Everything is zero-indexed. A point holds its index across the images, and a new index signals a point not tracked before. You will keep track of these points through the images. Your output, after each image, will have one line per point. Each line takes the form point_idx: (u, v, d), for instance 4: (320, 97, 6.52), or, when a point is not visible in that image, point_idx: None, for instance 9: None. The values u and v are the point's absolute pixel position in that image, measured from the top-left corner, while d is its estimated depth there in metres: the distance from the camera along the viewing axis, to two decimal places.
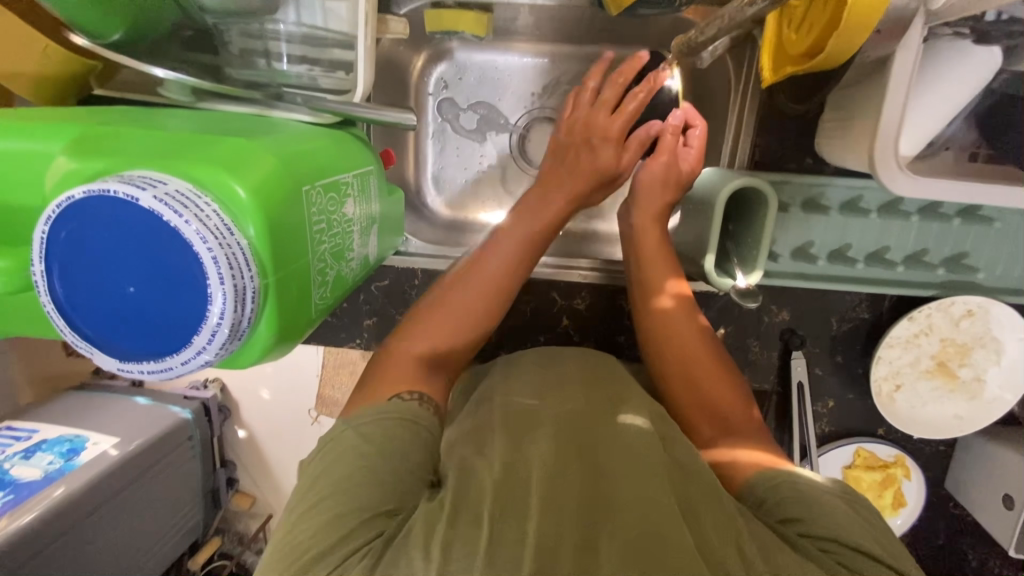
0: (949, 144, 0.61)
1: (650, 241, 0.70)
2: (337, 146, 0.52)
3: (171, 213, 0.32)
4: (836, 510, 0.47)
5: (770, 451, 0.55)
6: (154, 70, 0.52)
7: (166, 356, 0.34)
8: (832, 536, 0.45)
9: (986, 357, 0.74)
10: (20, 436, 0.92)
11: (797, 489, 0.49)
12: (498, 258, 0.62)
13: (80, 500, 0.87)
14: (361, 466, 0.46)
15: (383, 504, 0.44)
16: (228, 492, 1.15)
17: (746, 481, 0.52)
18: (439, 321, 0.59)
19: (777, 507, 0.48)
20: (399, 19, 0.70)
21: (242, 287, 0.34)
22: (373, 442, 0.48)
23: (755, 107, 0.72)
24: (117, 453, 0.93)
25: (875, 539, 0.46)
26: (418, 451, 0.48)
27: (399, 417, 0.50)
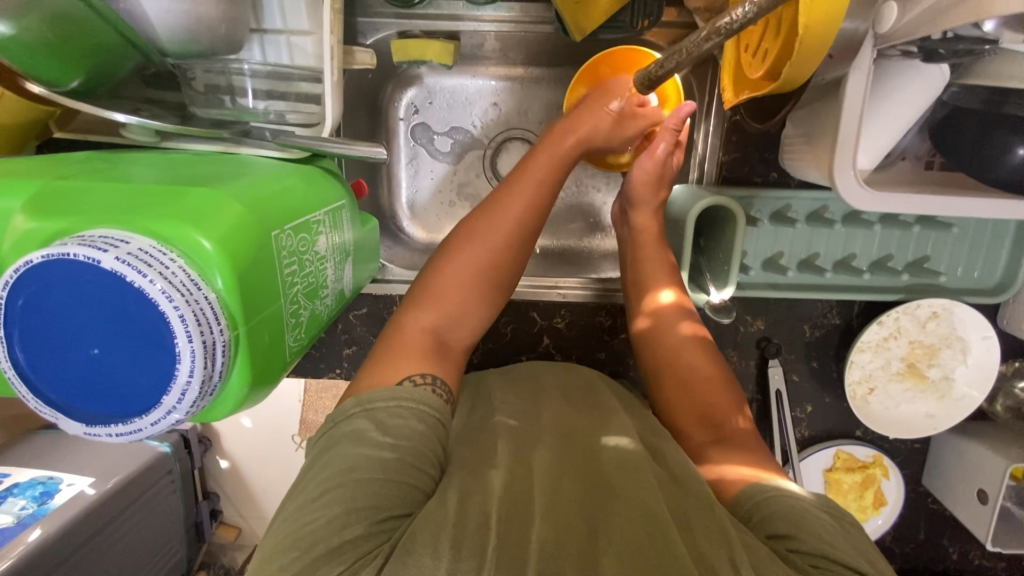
0: (906, 153, 0.66)
1: (649, 245, 0.68)
2: (306, 184, 0.52)
3: (134, 273, 0.31)
4: (823, 524, 0.47)
5: (755, 464, 0.54)
6: (116, 115, 0.51)
7: (133, 418, 0.34)
8: (821, 553, 0.45)
9: (953, 356, 0.76)
10: None
11: (786, 503, 0.48)
12: (497, 223, 0.61)
13: (52, 548, 0.87)
14: (378, 459, 0.46)
15: (396, 507, 0.46)
16: (212, 524, 1.12)
17: (736, 495, 0.51)
18: (445, 293, 0.60)
19: (765, 522, 0.48)
20: (365, 50, 0.69)
21: (211, 342, 0.34)
22: (391, 435, 0.48)
23: (721, 123, 0.74)
24: (94, 492, 0.94)
25: (862, 556, 0.46)
26: (431, 446, 0.50)
27: (418, 402, 0.51)
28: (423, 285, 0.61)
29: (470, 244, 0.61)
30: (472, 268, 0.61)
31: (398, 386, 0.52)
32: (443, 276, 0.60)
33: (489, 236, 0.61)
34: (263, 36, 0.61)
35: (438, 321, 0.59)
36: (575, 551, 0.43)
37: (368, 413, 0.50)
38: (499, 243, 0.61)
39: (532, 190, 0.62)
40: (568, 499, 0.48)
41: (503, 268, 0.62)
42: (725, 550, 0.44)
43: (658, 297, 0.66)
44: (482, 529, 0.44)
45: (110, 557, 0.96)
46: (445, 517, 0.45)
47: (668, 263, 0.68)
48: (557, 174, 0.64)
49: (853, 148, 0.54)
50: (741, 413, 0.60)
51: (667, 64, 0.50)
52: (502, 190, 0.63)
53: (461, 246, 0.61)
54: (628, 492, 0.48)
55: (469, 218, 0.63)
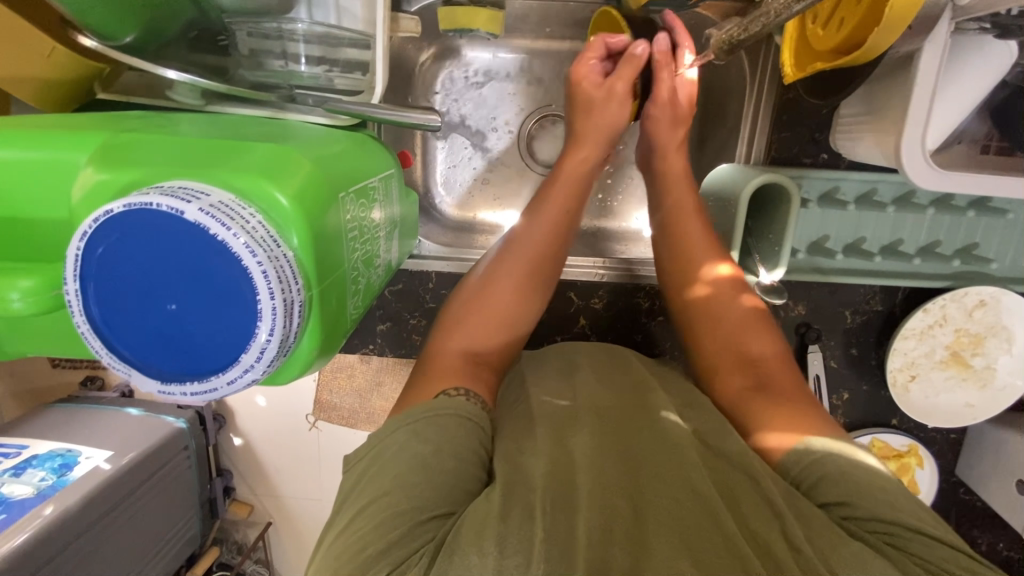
0: (961, 137, 0.62)
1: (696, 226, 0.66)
2: (360, 150, 0.51)
3: (217, 226, 0.30)
4: (874, 485, 0.47)
5: (811, 417, 0.53)
6: (167, 72, 0.50)
7: (209, 377, 0.33)
8: (878, 517, 0.45)
9: (998, 345, 0.75)
10: (8, 453, 0.91)
11: (839, 467, 0.48)
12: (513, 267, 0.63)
13: (70, 521, 0.86)
14: (417, 464, 0.47)
15: (437, 506, 0.45)
16: (225, 501, 1.13)
17: (784, 457, 0.51)
18: (474, 318, 0.61)
19: (817, 490, 0.48)
20: (411, 18, 0.69)
21: (290, 301, 0.33)
22: (429, 441, 0.48)
23: (772, 100, 0.71)
24: (110, 468, 0.92)
25: (919, 512, 0.45)
26: (472, 448, 0.49)
27: (456, 412, 0.51)
28: (452, 312, 0.62)
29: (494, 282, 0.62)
30: (497, 302, 0.62)
31: (435, 399, 0.52)
32: (473, 305, 0.62)
33: (503, 281, 0.63)
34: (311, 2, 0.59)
35: (471, 344, 0.60)
36: (625, 535, 0.43)
37: (406, 427, 0.50)
38: (527, 264, 0.64)
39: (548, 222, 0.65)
40: (614, 485, 0.47)
41: (536, 282, 0.64)
42: (775, 522, 0.44)
43: (715, 270, 0.64)
44: (525, 524, 0.43)
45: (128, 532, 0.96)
46: (490, 513, 0.44)
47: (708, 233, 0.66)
48: (576, 196, 0.67)
49: (923, 128, 0.53)
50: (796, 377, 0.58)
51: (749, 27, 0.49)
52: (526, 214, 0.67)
53: (489, 271, 0.64)
54: (676, 478, 0.47)
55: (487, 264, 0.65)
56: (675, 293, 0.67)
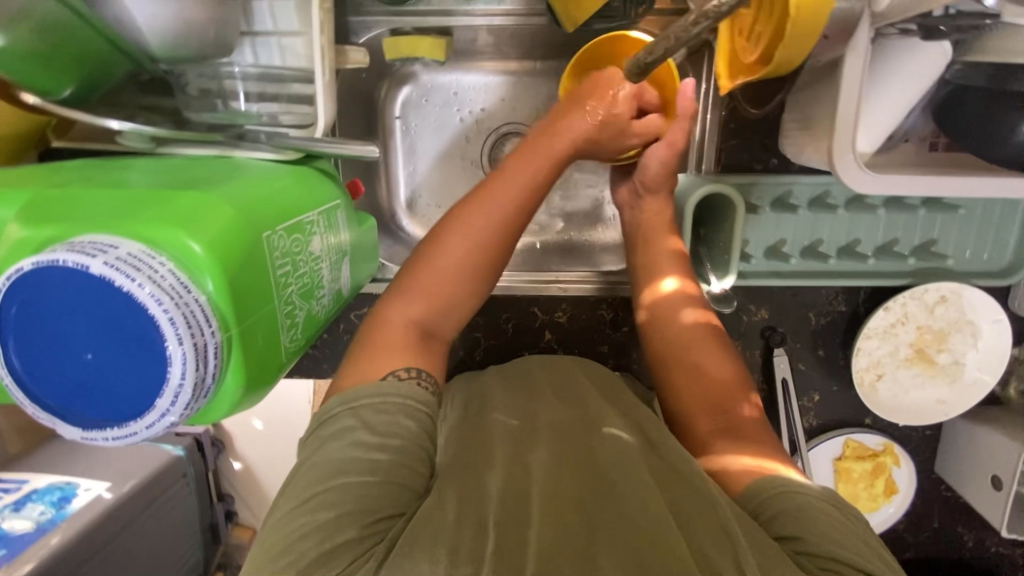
0: (909, 135, 0.65)
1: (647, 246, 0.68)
2: (300, 185, 0.52)
3: (123, 278, 0.32)
4: (832, 523, 0.45)
5: (762, 454, 0.52)
6: (112, 123, 0.51)
7: (128, 422, 0.34)
8: (831, 555, 0.43)
9: (963, 340, 0.75)
10: (9, 487, 0.92)
11: (797, 504, 0.46)
12: (475, 229, 0.59)
13: (75, 550, 0.88)
14: (368, 462, 0.46)
15: (388, 508, 0.45)
16: (228, 525, 1.17)
17: (743, 491, 0.50)
18: (425, 284, 0.58)
19: (772, 522, 0.46)
20: (358, 49, 0.70)
21: (202, 345, 0.34)
22: (376, 432, 0.47)
23: (718, 108, 0.72)
24: (111, 496, 0.95)
25: (868, 551, 0.44)
26: (422, 442, 0.48)
27: (405, 398, 0.50)
28: (401, 277, 0.59)
29: (450, 247, 0.59)
30: (451, 269, 0.58)
31: (383, 381, 0.50)
32: (427, 272, 0.58)
33: (459, 248, 0.59)
34: (254, 38, 0.60)
35: (422, 312, 0.57)
36: (576, 549, 0.42)
37: (352, 410, 0.49)
38: (483, 227, 0.59)
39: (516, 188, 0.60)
40: (567, 501, 0.46)
41: (496, 254, 0.60)
42: (728, 547, 0.42)
43: (661, 287, 0.65)
44: (479, 538, 0.43)
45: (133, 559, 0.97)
46: (443, 521, 0.44)
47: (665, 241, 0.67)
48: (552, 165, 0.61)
49: (851, 134, 0.53)
50: (751, 404, 0.57)
51: (656, 50, 0.49)
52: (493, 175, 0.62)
53: (442, 233, 0.59)
54: (627, 491, 0.47)
55: (444, 224, 0.60)
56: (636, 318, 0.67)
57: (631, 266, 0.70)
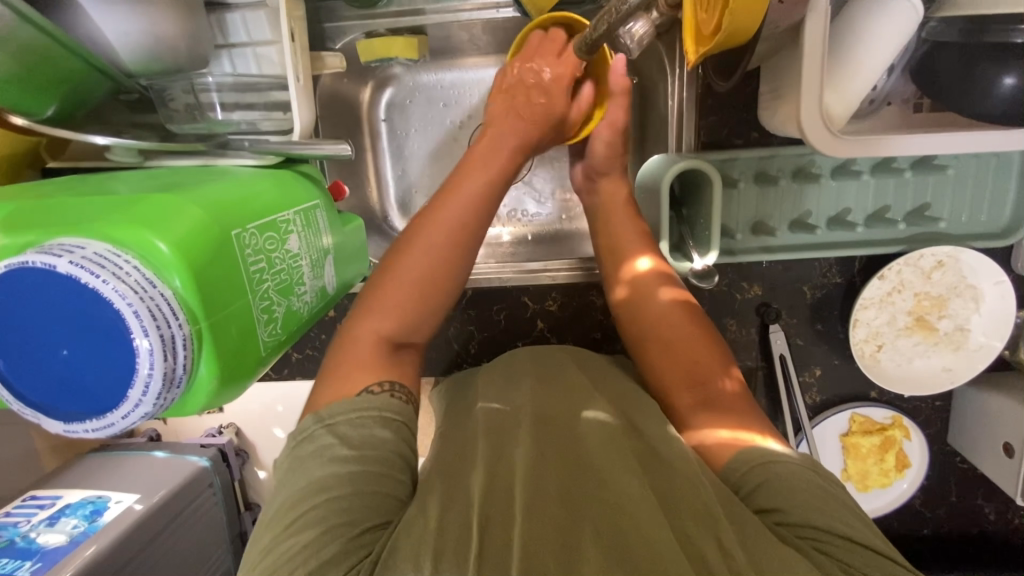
0: (891, 97, 0.64)
1: (624, 228, 0.68)
2: (276, 187, 0.54)
3: (88, 275, 0.34)
4: (811, 491, 0.46)
5: (738, 425, 0.53)
6: (97, 138, 0.53)
7: (105, 414, 0.36)
8: (812, 522, 0.44)
9: (964, 305, 0.73)
10: (44, 504, 0.97)
11: (773, 472, 0.47)
12: (426, 248, 0.58)
13: (106, 560, 0.90)
14: (346, 475, 0.46)
15: (371, 519, 0.45)
16: None
17: (725, 465, 0.50)
18: (391, 300, 0.58)
19: (754, 494, 0.47)
20: (334, 54, 0.71)
21: (170, 336, 0.35)
22: (352, 444, 0.48)
23: (693, 86, 0.72)
24: (142, 507, 0.98)
25: (849, 514, 0.45)
26: (399, 451, 0.50)
27: (382, 412, 0.51)
28: (367, 292, 0.59)
29: (410, 263, 0.58)
30: (416, 281, 0.58)
31: (356, 397, 0.51)
32: (389, 289, 0.58)
33: (419, 264, 0.58)
34: (230, 50, 0.64)
35: (392, 329, 0.57)
36: (555, 532, 0.43)
37: (328, 428, 0.49)
38: (444, 241, 0.59)
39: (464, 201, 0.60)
40: (550, 490, 0.46)
41: (454, 266, 0.59)
42: (711, 529, 0.42)
43: (635, 266, 0.65)
44: (462, 542, 0.43)
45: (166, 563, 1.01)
46: (426, 531, 0.43)
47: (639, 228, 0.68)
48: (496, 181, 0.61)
49: (817, 102, 0.52)
50: (732, 374, 0.57)
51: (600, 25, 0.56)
52: (439, 197, 0.61)
53: (403, 247, 0.59)
54: (613, 479, 0.47)
55: (399, 244, 0.60)
56: (611, 297, 0.68)
57: (597, 246, 0.71)
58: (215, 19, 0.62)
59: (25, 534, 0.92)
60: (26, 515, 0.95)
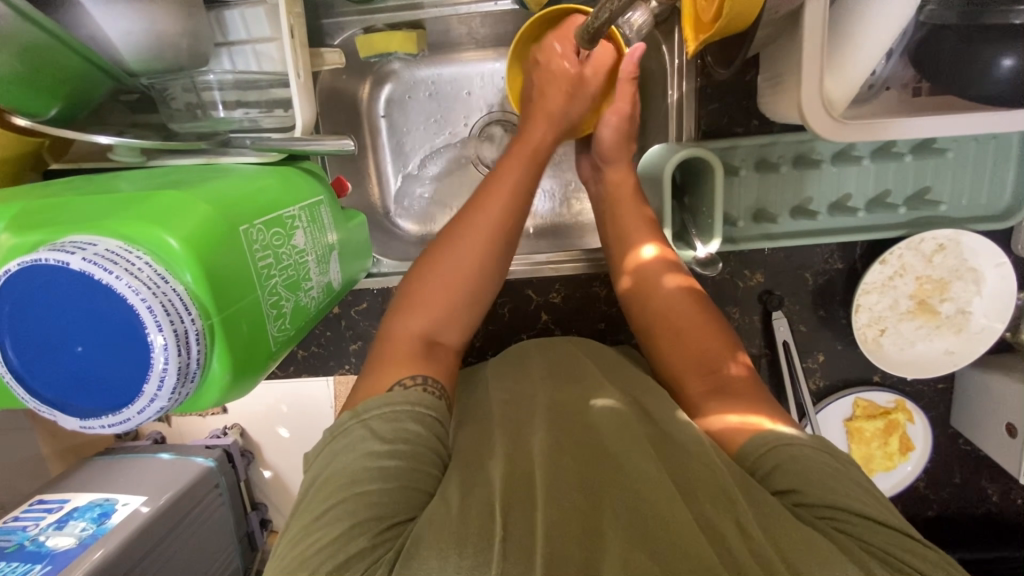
0: (889, 83, 0.66)
1: (630, 214, 0.68)
2: (281, 183, 0.54)
3: (101, 271, 0.34)
4: (825, 471, 0.46)
5: (748, 410, 0.53)
6: (99, 138, 0.53)
7: (121, 409, 0.36)
8: (828, 504, 0.44)
9: (965, 288, 0.73)
10: (52, 508, 0.98)
11: (789, 455, 0.47)
12: (473, 246, 0.60)
13: (117, 559, 0.92)
14: (377, 469, 0.46)
15: (395, 514, 0.44)
16: (262, 533, 1.23)
17: (741, 447, 0.50)
18: (431, 296, 0.58)
19: (769, 478, 0.47)
20: (333, 50, 0.71)
21: (183, 331, 0.36)
22: (383, 437, 0.48)
23: (692, 75, 0.72)
24: (148, 510, 0.99)
25: (862, 491, 0.46)
26: (429, 444, 0.49)
27: (414, 404, 0.51)
28: (410, 290, 0.59)
29: (456, 259, 0.59)
30: (459, 281, 0.59)
31: (391, 392, 0.51)
32: (431, 283, 0.59)
33: (465, 260, 0.60)
34: (230, 48, 0.63)
35: (431, 327, 0.58)
36: (576, 519, 0.43)
37: (363, 423, 0.49)
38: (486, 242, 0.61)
39: (505, 192, 0.62)
40: (572, 476, 0.46)
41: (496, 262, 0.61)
42: (730, 512, 0.43)
43: (641, 254, 0.66)
44: (485, 526, 0.43)
45: (174, 562, 1.02)
46: (449, 517, 0.43)
47: (647, 217, 0.68)
48: (533, 168, 0.65)
49: (817, 89, 0.53)
50: (739, 359, 0.57)
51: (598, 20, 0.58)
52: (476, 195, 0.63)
53: (449, 248, 0.60)
54: (631, 464, 0.47)
55: (439, 242, 0.62)
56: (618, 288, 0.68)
57: (603, 237, 0.72)
58: (215, 17, 0.62)
59: (34, 537, 0.93)
60: (34, 519, 0.96)
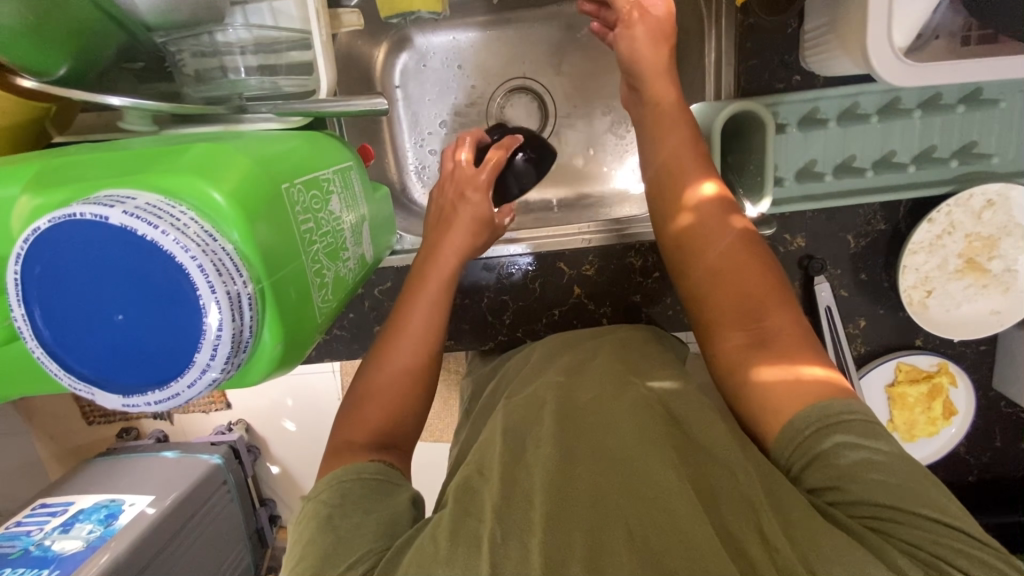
0: (938, 31, 0.58)
1: (683, 150, 0.61)
2: (307, 144, 0.50)
3: (145, 226, 0.30)
4: (870, 463, 0.42)
5: (824, 363, 0.48)
6: (110, 99, 0.48)
7: (169, 383, 0.32)
8: (868, 501, 0.41)
9: (1015, 245, 0.71)
10: (56, 511, 0.95)
11: (823, 447, 0.43)
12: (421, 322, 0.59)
13: (127, 561, 0.87)
14: (326, 521, 0.44)
15: (352, 555, 0.42)
16: (273, 529, 1.20)
17: (778, 436, 0.46)
18: (387, 385, 0.55)
19: (806, 474, 0.44)
20: (351, 10, 0.66)
21: (236, 294, 0.32)
22: (335, 499, 0.46)
23: (732, 31, 0.69)
24: (155, 512, 0.94)
25: (919, 486, 0.41)
26: (388, 500, 0.46)
27: (361, 474, 0.47)
28: (365, 381, 0.56)
29: (406, 342, 0.58)
30: (411, 365, 0.57)
31: (358, 464, 0.49)
32: (385, 367, 0.57)
33: (415, 340, 0.58)
34: (245, 6, 0.57)
35: (389, 411, 0.54)
36: (584, 532, 0.39)
37: (314, 497, 0.47)
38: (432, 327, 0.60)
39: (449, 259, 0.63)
40: (580, 491, 0.41)
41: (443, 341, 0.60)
42: (752, 523, 0.39)
43: (700, 190, 0.58)
44: (473, 550, 0.39)
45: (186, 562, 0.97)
46: (435, 559, 0.39)
47: (699, 154, 0.60)
48: (476, 229, 0.65)
49: (885, 31, 0.51)
50: (788, 308, 0.51)
51: None
52: (427, 262, 0.63)
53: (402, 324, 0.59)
54: (647, 475, 0.42)
55: (399, 313, 0.60)
56: (668, 225, 0.60)
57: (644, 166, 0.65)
58: None
59: (40, 542, 0.89)
60: (39, 523, 0.92)
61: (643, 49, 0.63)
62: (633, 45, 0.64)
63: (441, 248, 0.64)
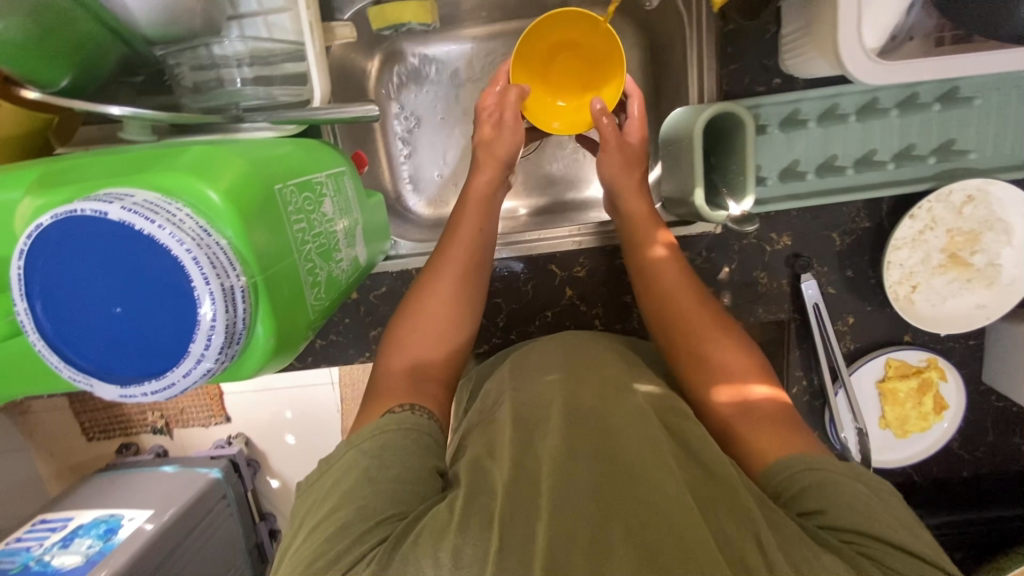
0: (912, 33, 0.60)
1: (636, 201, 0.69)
2: (303, 150, 0.52)
3: (141, 220, 0.32)
4: (859, 498, 0.43)
5: (771, 383, 0.55)
6: (109, 108, 0.49)
7: (165, 373, 0.33)
8: (857, 528, 0.41)
9: (996, 239, 0.73)
10: (55, 527, 0.95)
11: (817, 476, 0.45)
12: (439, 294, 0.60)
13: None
14: (363, 474, 0.45)
15: (383, 512, 0.42)
16: (272, 543, 1.20)
17: (771, 463, 0.48)
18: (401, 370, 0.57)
19: (797, 498, 0.45)
20: (344, 23, 0.69)
21: (230, 287, 0.34)
22: (373, 454, 0.46)
23: (713, 36, 0.71)
24: (153, 527, 0.93)
25: (905, 530, 0.42)
26: (422, 460, 0.47)
27: (402, 423, 0.49)
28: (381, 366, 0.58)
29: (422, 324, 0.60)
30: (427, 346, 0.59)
31: (384, 417, 0.50)
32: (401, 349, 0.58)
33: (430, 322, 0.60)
34: (240, 21, 0.59)
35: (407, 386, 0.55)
36: (587, 525, 0.39)
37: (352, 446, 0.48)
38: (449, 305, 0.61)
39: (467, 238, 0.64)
40: (583, 482, 0.42)
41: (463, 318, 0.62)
42: (749, 528, 0.40)
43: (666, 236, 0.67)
44: (483, 531, 0.40)
45: None
46: (448, 523, 0.41)
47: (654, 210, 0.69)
48: (488, 210, 0.66)
49: (856, 29, 0.52)
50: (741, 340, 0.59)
51: None
52: (444, 246, 0.64)
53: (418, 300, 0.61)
54: (650, 477, 0.42)
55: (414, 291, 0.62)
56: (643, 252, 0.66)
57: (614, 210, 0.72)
58: None
59: (39, 557, 0.89)
60: (38, 539, 0.92)
61: (618, 167, 0.69)
62: (606, 168, 0.69)
63: (453, 230, 0.65)
